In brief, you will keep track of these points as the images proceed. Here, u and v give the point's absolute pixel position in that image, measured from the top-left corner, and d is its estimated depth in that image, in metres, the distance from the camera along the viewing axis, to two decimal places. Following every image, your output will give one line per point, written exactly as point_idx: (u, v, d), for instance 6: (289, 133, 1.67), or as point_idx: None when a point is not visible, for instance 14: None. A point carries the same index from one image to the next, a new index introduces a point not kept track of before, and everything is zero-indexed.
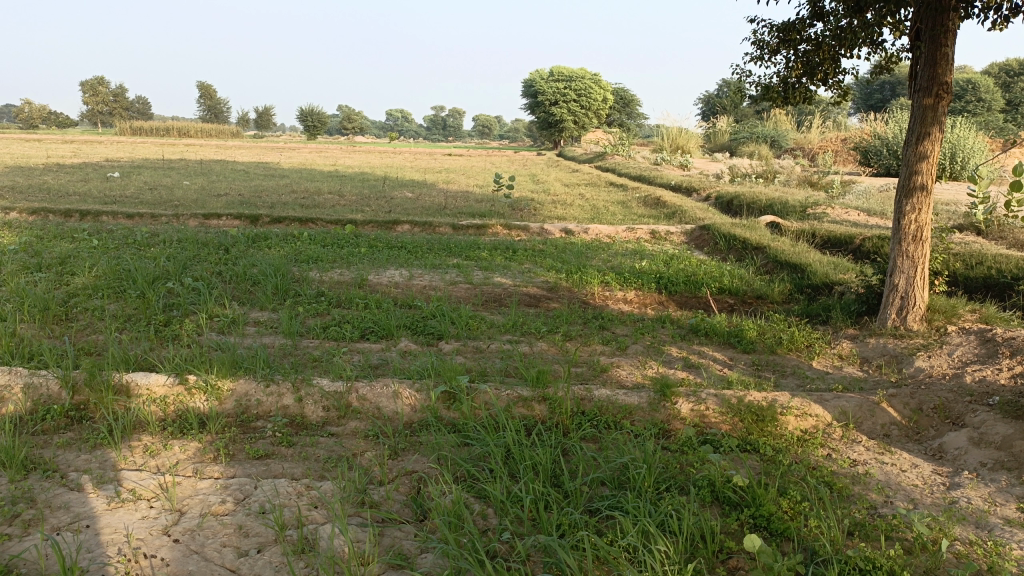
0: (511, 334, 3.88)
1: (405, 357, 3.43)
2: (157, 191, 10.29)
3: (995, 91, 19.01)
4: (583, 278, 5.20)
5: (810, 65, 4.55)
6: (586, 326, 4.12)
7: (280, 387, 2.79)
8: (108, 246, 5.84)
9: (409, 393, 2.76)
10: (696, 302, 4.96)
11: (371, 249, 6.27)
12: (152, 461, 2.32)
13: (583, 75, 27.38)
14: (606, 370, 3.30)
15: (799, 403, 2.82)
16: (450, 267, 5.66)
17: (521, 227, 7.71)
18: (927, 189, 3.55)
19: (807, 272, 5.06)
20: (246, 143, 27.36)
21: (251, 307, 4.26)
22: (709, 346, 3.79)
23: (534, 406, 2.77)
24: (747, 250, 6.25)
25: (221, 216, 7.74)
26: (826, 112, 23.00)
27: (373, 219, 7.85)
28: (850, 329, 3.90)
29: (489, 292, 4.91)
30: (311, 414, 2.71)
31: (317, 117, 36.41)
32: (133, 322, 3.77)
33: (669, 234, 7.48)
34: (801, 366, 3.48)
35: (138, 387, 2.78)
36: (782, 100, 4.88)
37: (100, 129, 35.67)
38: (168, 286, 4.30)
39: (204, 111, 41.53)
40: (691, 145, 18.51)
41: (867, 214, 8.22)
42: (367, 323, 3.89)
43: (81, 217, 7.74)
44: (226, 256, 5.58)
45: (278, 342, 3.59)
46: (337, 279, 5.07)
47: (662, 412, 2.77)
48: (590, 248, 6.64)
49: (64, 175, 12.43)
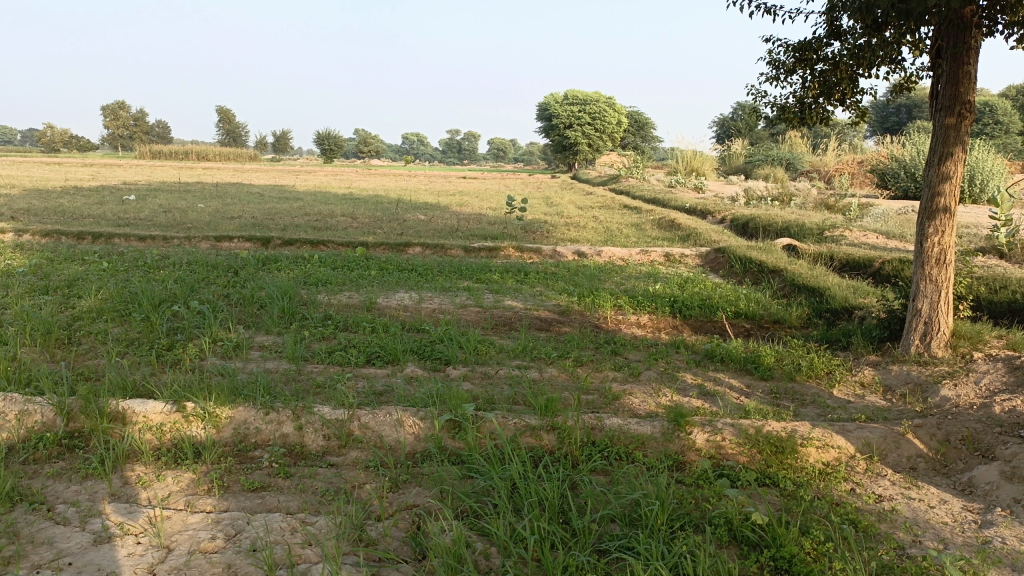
0: (521, 359, 3.78)
1: (411, 383, 3.33)
2: (171, 213, 10.32)
3: (1013, 113, 18.83)
4: (595, 301, 5.10)
5: (827, 85, 4.46)
6: (598, 351, 4.01)
7: (280, 415, 2.70)
8: (118, 269, 5.81)
9: (413, 421, 2.66)
10: (712, 327, 4.83)
11: (381, 272, 6.21)
12: (143, 494, 2.23)
13: (598, 98, 27.44)
14: (617, 398, 3.19)
15: (820, 433, 2.70)
16: (461, 290, 5.58)
17: (533, 250, 7.63)
18: (951, 211, 3.43)
19: (826, 296, 4.93)
20: (262, 167, 27.56)
21: (257, 330, 4.19)
22: (725, 372, 3.67)
23: (542, 436, 2.66)
24: (763, 273, 6.13)
25: (232, 238, 7.72)
26: (842, 134, 22.88)
27: (385, 242, 7.80)
28: (871, 356, 3.77)
29: (500, 315, 4.82)
30: (311, 443, 2.62)
31: (333, 139, 36.71)
32: (135, 346, 3.70)
33: (684, 257, 7.37)
34: (822, 394, 3.35)
35: (134, 415, 2.70)
36: (799, 120, 4.79)
37: (119, 153, 36.07)
38: (174, 310, 4.24)
39: (222, 135, 41.99)
40: (706, 167, 18.43)
41: (885, 237, 8.08)
42: (373, 347, 3.80)
43: (93, 240, 7.75)
44: (235, 278, 5.53)
45: (281, 367, 3.51)
46: (345, 302, 5.00)
47: (676, 442, 2.65)
48: (603, 271, 6.55)
49: (80, 198, 12.53)
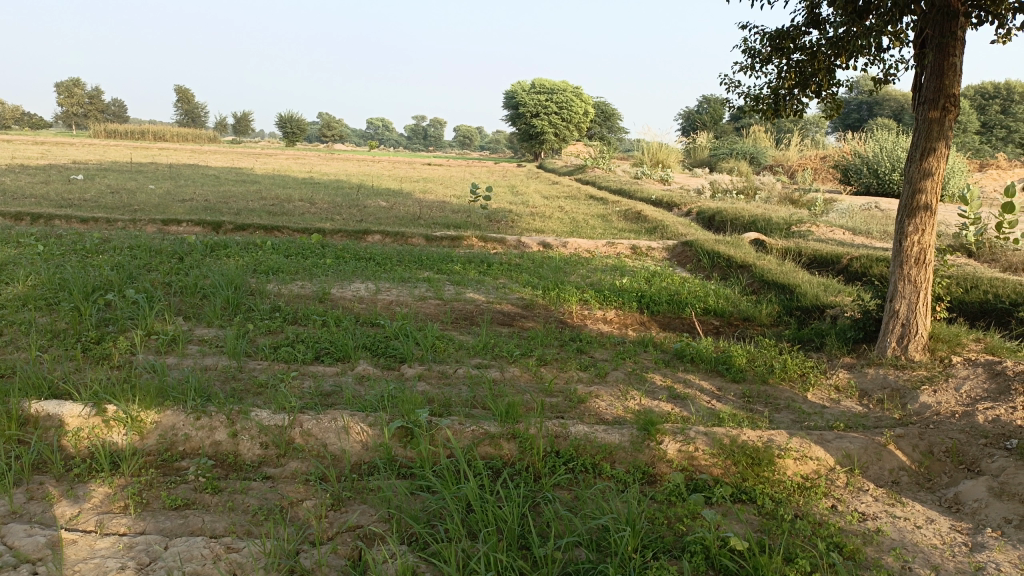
0: (481, 357, 3.56)
1: (361, 383, 3.09)
2: (118, 195, 9.87)
3: (970, 113, 19.14)
4: (560, 295, 4.89)
5: (803, 76, 4.30)
6: (562, 348, 3.80)
7: (212, 420, 2.44)
8: (53, 253, 5.44)
9: (361, 428, 2.43)
10: (680, 324, 4.66)
11: (337, 260, 5.93)
12: (48, 512, 1.96)
13: (565, 87, 27.22)
14: (583, 401, 3.00)
15: (798, 444, 2.53)
16: (420, 281, 5.33)
17: (497, 240, 7.40)
18: (931, 209, 3.29)
19: (796, 293, 4.79)
20: (223, 149, 26.83)
21: (198, 323, 3.90)
22: (695, 373, 3.49)
23: (502, 445, 2.45)
24: (732, 269, 5.99)
25: (181, 222, 7.36)
26: (804, 130, 23.05)
27: (343, 228, 7.50)
28: (846, 357, 3.63)
29: (460, 309, 4.59)
30: (246, 452, 2.37)
31: (296, 122, 35.93)
32: (60, 339, 3.40)
33: (650, 250, 7.21)
34: (796, 399, 3.19)
35: (48, 419, 2.43)
36: (773, 112, 4.63)
37: (72, 132, 34.87)
38: (108, 299, 3.93)
39: (181, 115, 40.84)
40: (672, 159, 18.36)
41: (852, 233, 8.02)
42: (322, 343, 3.55)
43: (32, 221, 7.31)
44: (180, 265, 5.21)
45: (220, 364, 3.24)
46: (297, 292, 4.73)
47: (646, 453, 2.45)
48: (569, 263, 6.35)
49: (25, 176, 11.96)
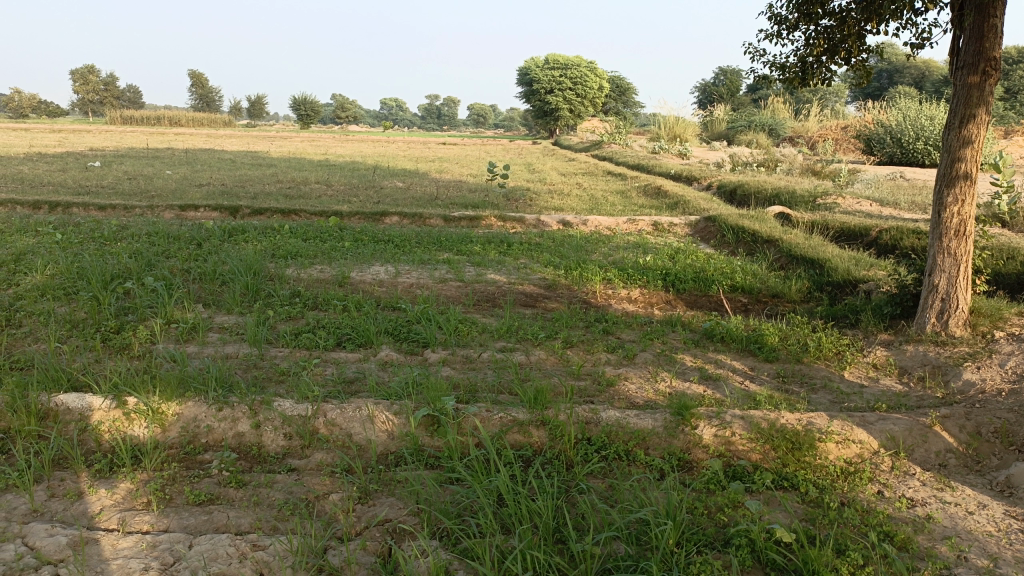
0: (506, 340, 3.47)
1: (385, 370, 3.02)
2: (135, 181, 9.84)
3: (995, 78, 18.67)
4: (583, 274, 4.79)
5: (832, 43, 4.13)
6: (588, 330, 3.71)
7: (234, 411, 2.38)
8: (72, 241, 5.41)
9: (386, 417, 2.36)
10: (707, 302, 4.55)
11: (355, 243, 5.86)
12: (70, 510, 1.91)
13: (579, 62, 26.85)
14: (613, 384, 2.91)
15: (839, 426, 2.44)
16: (440, 263, 5.25)
17: (516, 219, 7.30)
18: (972, 178, 3.14)
19: (826, 268, 4.66)
20: (238, 133, 26.81)
21: (218, 309, 3.84)
22: (726, 353, 3.39)
23: (531, 432, 2.38)
24: (757, 244, 5.85)
25: (198, 207, 7.31)
26: (824, 100, 22.65)
27: (360, 211, 7.42)
28: (882, 335, 3.51)
29: (482, 290, 4.51)
30: (270, 444, 2.31)
31: (310, 104, 35.81)
32: (80, 329, 3.35)
33: (672, 226, 7.07)
34: (833, 378, 3.09)
35: (68, 412, 2.38)
36: (800, 80, 4.47)
37: (89, 119, 35.00)
38: (126, 287, 3.88)
39: (195, 100, 40.83)
40: (689, 133, 18.10)
41: (878, 204, 7.84)
42: (344, 328, 3.48)
43: (50, 209, 7.29)
44: (198, 251, 5.16)
45: (241, 352, 3.18)
46: (316, 276, 4.66)
47: (681, 438, 2.36)
48: (590, 241, 6.24)
49: (43, 164, 11.97)
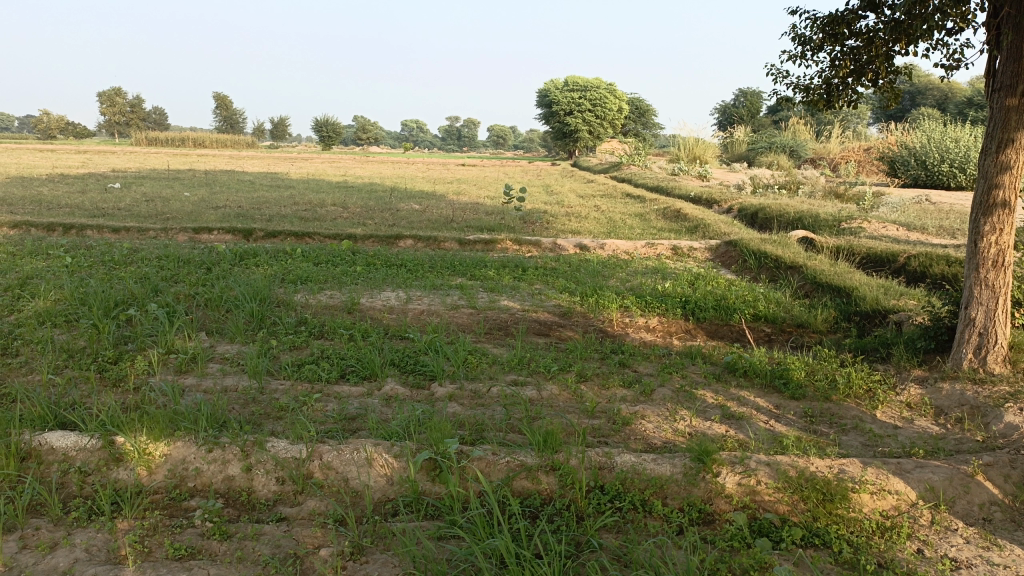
0: (517, 373, 3.32)
1: (388, 406, 2.87)
2: (152, 202, 9.83)
3: None
4: (599, 302, 4.63)
5: (859, 64, 3.98)
6: (603, 362, 3.55)
7: (225, 452, 2.25)
8: (81, 265, 5.34)
9: (385, 460, 2.22)
10: (729, 331, 4.38)
11: (367, 267, 5.74)
12: (40, 564, 1.78)
13: (599, 83, 26.83)
14: (628, 424, 2.75)
15: (873, 475, 2.26)
16: (452, 289, 5.12)
17: (532, 242, 7.16)
18: (1010, 206, 2.96)
19: (854, 297, 4.47)
20: (259, 154, 27.00)
21: (221, 338, 3.72)
22: (749, 389, 3.21)
23: (540, 478, 2.22)
24: (781, 269, 5.67)
25: (212, 230, 7.26)
26: (845, 122, 22.41)
27: (374, 234, 7.32)
28: (917, 370, 3.31)
29: (494, 318, 4.36)
30: (261, 489, 2.17)
31: (331, 126, 36.08)
32: (76, 359, 3.25)
33: (692, 250, 6.91)
34: (863, 419, 2.90)
35: (51, 452, 2.26)
36: (825, 102, 4.32)
37: (115, 140, 35.54)
38: (129, 315, 3.78)
39: (219, 121, 41.35)
40: (709, 154, 17.94)
41: (905, 228, 7.62)
42: (348, 360, 3.34)
43: (64, 232, 7.26)
44: (207, 275, 5.07)
45: (240, 385, 3.05)
46: (325, 302, 4.55)
47: (702, 487, 2.20)
48: (607, 266, 6.09)
49: (63, 186, 12.03)
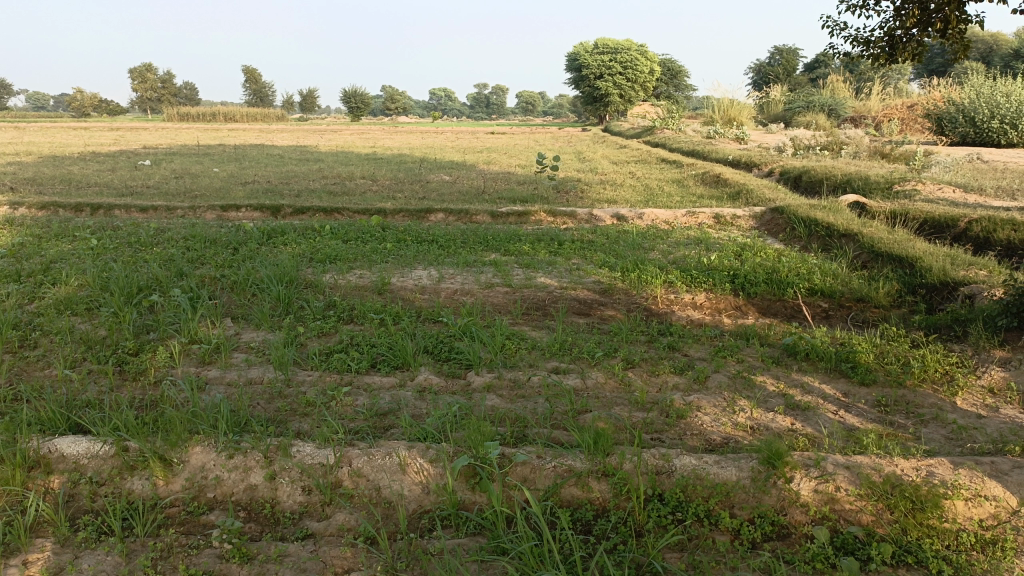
0: (559, 359, 3.09)
1: (422, 399, 2.67)
2: (181, 180, 9.72)
3: None
4: (642, 277, 4.37)
5: (927, 13, 3.60)
6: (651, 345, 3.30)
7: (246, 459, 2.08)
8: (107, 247, 5.21)
9: (420, 465, 2.03)
10: (782, 307, 4.09)
11: (398, 244, 5.54)
12: None
13: (630, 45, 26.13)
14: (684, 417, 2.51)
15: (967, 478, 2.00)
16: (486, 265, 4.89)
17: (567, 213, 6.89)
18: None
19: (919, 267, 4.15)
20: (288, 126, 26.86)
21: (246, 324, 3.54)
22: (813, 374, 2.94)
23: (592, 486, 2.00)
24: (833, 238, 5.34)
25: (239, 207, 7.10)
26: (886, 78, 21.56)
27: (404, 207, 7.10)
28: (998, 351, 3.02)
29: (532, 297, 4.13)
30: (286, 500, 1.99)
31: (360, 97, 35.80)
32: (96, 350, 3.10)
33: (735, 218, 6.58)
34: (943, 407, 2.63)
35: (61, 460, 2.10)
36: (888, 57, 3.96)
37: (147, 116, 35.69)
38: (151, 301, 3.61)
39: (249, 95, 41.35)
40: (745, 115, 17.37)
41: (961, 190, 7.18)
42: (379, 347, 3.14)
43: (92, 212, 7.16)
44: (234, 256, 4.91)
45: (265, 377, 2.87)
46: (354, 282, 4.35)
47: (773, 495, 1.97)
48: (647, 237, 5.80)
49: (93, 164, 11.97)
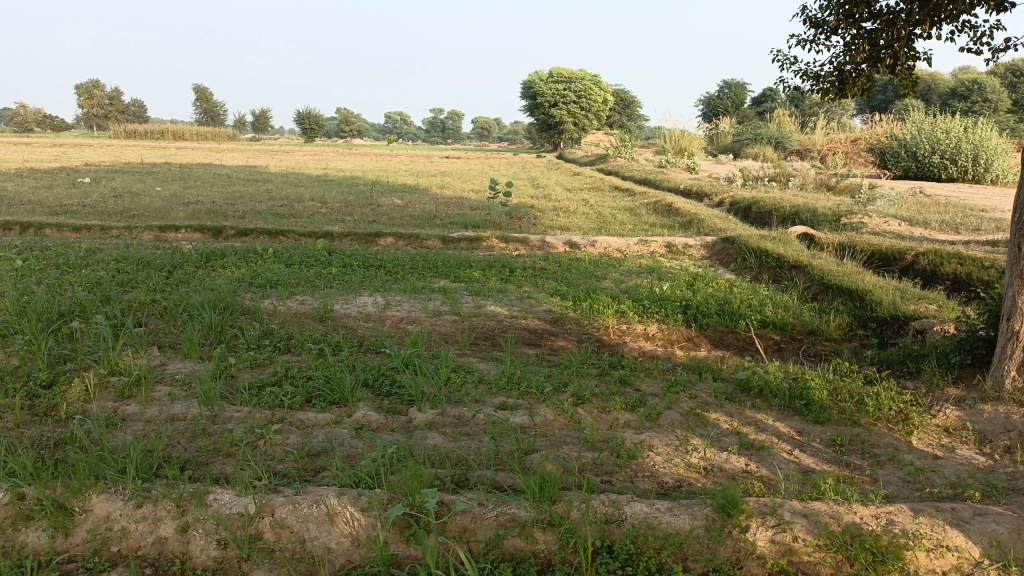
0: (506, 394, 2.95)
1: (359, 437, 2.50)
2: (121, 199, 9.34)
3: (1002, 92, 18.26)
4: (594, 307, 4.26)
5: (876, 48, 3.60)
6: (602, 379, 3.18)
7: (156, 508, 1.88)
8: (31, 269, 4.90)
9: (350, 515, 1.86)
10: (735, 340, 4.03)
11: (344, 269, 5.35)
12: None
13: (584, 75, 26.48)
14: (636, 457, 2.39)
15: (929, 526, 1.91)
16: (435, 292, 4.73)
17: (519, 240, 6.78)
18: None
19: (869, 301, 4.14)
20: (238, 146, 26.40)
21: (173, 354, 3.32)
22: (767, 412, 2.86)
23: (537, 537, 1.86)
24: (783, 269, 5.34)
25: (179, 228, 6.82)
26: (830, 112, 22.16)
27: (352, 231, 6.91)
28: (951, 390, 2.97)
29: (481, 326, 3.99)
30: (198, 555, 1.80)
31: (314, 117, 35.48)
32: (4, 382, 2.84)
33: (687, 247, 6.55)
34: (898, 447, 2.57)
35: None
36: (837, 91, 3.96)
37: (89, 132, 34.71)
38: (70, 328, 3.36)
39: (200, 114, 40.63)
40: (696, 146, 17.63)
41: (906, 223, 7.29)
42: (315, 380, 2.96)
43: (21, 231, 6.81)
44: (168, 280, 4.66)
45: (188, 413, 2.66)
46: (295, 309, 4.15)
47: (729, 546, 1.86)
48: (599, 266, 5.71)
49: (28, 181, 11.44)
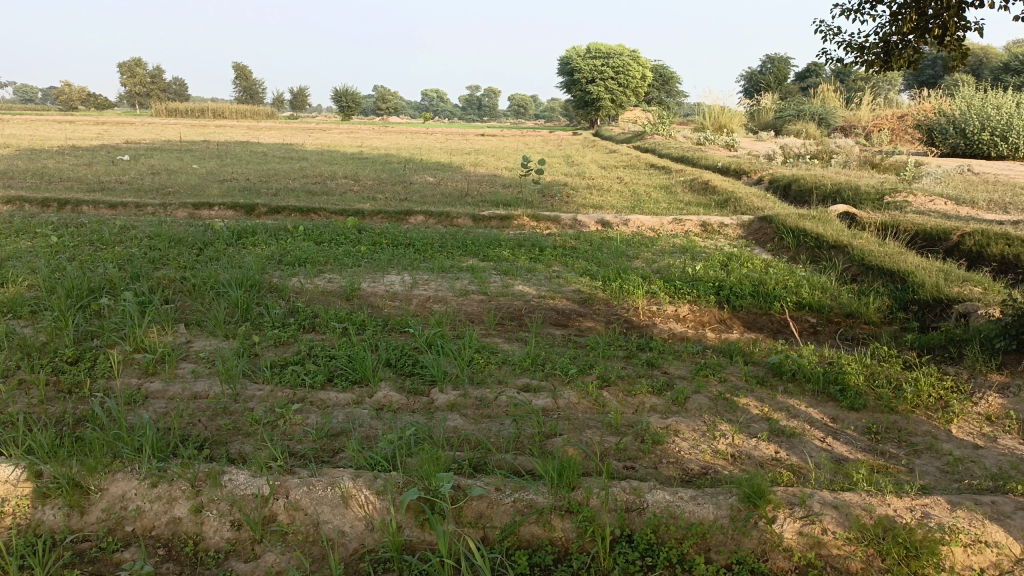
0: (530, 376, 2.89)
1: (379, 417, 2.47)
2: (159, 176, 9.44)
3: None
4: (624, 287, 4.17)
5: (923, 18, 3.42)
6: (629, 361, 3.11)
7: (171, 488, 1.87)
8: (67, 245, 4.97)
9: (365, 498, 1.83)
10: (769, 322, 3.91)
11: (373, 247, 5.33)
12: None
13: (621, 51, 26.04)
14: (660, 442, 2.32)
15: (967, 520, 1.81)
16: (463, 271, 4.68)
17: (551, 219, 6.69)
18: None
19: (911, 282, 3.98)
20: (276, 124, 26.59)
21: (199, 332, 3.32)
22: (800, 397, 2.76)
23: (554, 525, 1.82)
24: (822, 249, 5.18)
25: (213, 206, 6.86)
26: (876, 87, 21.50)
27: (383, 209, 6.88)
28: (995, 377, 2.84)
29: (508, 306, 3.94)
30: (211, 536, 1.78)
31: (348, 95, 35.51)
32: (32, 358, 2.87)
33: (723, 227, 6.41)
34: (937, 436, 2.46)
35: None
36: (882, 63, 3.79)
37: (132, 110, 35.30)
38: (99, 305, 3.39)
39: (238, 92, 40.99)
40: (735, 123, 17.25)
41: (953, 202, 7.03)
42: (338, 359, 2.93)
43: (60, 207, 6.91)
44: (199, 257, 4.69)
45: (211, 391, 2.66)
46: (322, 287, 4.13)
47: (754, 538, 1.79)
48: (631, 245, 5.60)
49: (70, 158, 11.64)
